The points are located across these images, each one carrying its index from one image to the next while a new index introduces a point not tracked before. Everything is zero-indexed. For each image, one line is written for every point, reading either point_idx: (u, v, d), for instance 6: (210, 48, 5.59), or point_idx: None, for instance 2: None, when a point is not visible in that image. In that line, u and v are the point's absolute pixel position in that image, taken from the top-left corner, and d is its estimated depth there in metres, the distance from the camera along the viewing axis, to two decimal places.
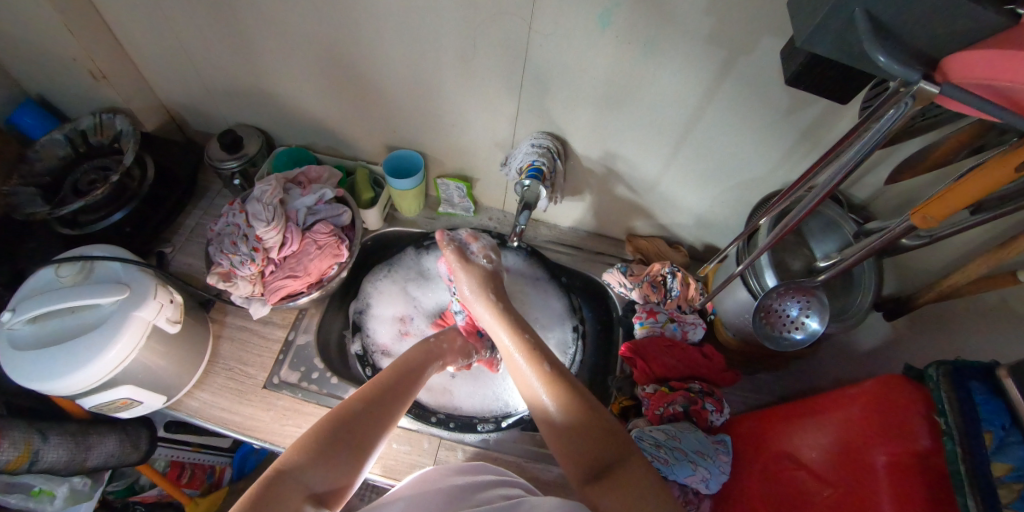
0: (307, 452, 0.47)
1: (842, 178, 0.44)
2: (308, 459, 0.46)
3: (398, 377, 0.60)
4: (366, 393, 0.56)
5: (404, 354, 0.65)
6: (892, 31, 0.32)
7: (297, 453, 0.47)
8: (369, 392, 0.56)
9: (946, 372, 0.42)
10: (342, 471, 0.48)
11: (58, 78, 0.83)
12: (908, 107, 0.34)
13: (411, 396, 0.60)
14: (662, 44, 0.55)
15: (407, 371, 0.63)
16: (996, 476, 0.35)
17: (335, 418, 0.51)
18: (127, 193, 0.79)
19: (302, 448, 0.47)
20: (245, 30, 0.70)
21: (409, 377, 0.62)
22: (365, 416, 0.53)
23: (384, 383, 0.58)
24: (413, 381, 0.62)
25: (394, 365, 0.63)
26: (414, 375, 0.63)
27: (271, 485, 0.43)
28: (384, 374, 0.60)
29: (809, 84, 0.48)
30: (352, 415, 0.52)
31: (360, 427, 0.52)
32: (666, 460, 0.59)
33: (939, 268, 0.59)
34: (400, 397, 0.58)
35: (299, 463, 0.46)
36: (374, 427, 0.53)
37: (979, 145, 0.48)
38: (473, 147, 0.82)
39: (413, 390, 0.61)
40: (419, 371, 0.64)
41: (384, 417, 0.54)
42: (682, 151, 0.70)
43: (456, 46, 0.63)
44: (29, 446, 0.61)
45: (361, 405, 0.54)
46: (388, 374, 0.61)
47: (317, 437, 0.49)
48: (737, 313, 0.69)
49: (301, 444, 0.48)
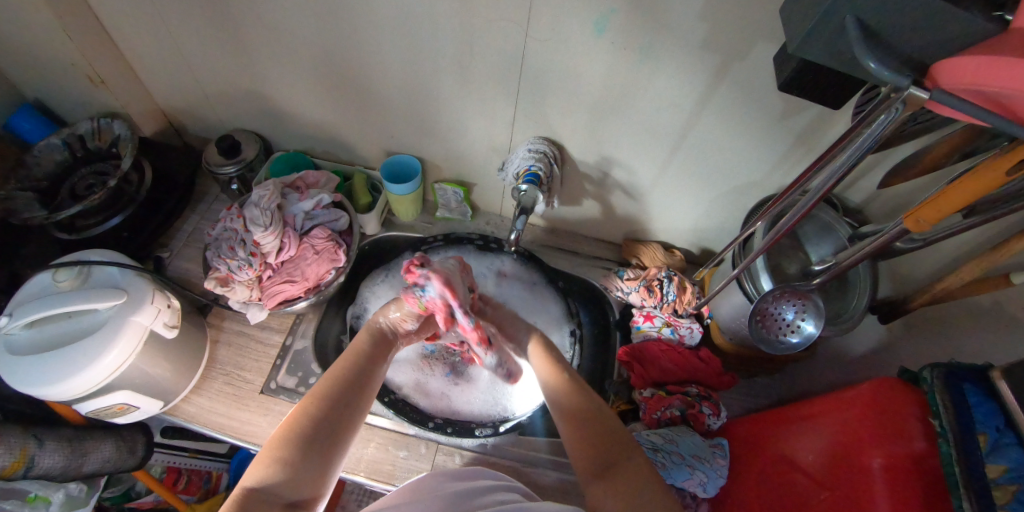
0: (270, 463, 0.46)
1: (836, 182, 0.44)
2: (273, 470, 0.46)
3: (356, 367, 0.58)
4: (322, 391, 0.54)
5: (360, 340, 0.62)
6: (882, 38, 0.33)
7: (262, 465, 0.46)
8: (325, 390, 0.54)
9: (940, 374, 0.42)
10: (310, 475, 0.48)
11: (57, 83, 0.84)
12: (899, 113, 0.35)
13: (373, 384, 0.59)
14: (657, 50, 0.56)
15: (366, 357, 0.60)
16: (990, 478, 0.35)
17: (294, 424, 0.50)
18: (124, 198, 0.79)
19: (266, 459, 0.47)
20: (244, 36, 0.70)
21: (368, 364, 0.60)
22: (324, 417, 0.51)
23: (342, 376, 0.56)
24: (373, 366, 0.60)
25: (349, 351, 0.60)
26: (373, 360, 0.61)
27: (241, 500, 0.43)
28: (340, 366, 0.58)
29: (802, 89, 0.49)
30: (310, 418, 0.51)
31: (320, 428, 0.50)
32: (663, 464, 0.59)
33: (934, 271, 0.60)
34: (359, 388, 0.56)
35: (263, 475, 0.45)
36: (336, 425, 0.51)
37: (971, 149, 0.49)
38: (470, 152, 0.82)
39: (374, 378, 0.59)
40: (379, 355, 0.62)
41: (345, 414, 0.53)
42: (678, 155, 0.71)
43: (453, 52, 0.64)
44: (25, 451, 0.61)
45: (318, 406, 0.52)
46: (343, 364, 0.58)
47: (279, 446, 0.48)
48: (732, 317, 0.70)
49: (265, 455, 0.47)
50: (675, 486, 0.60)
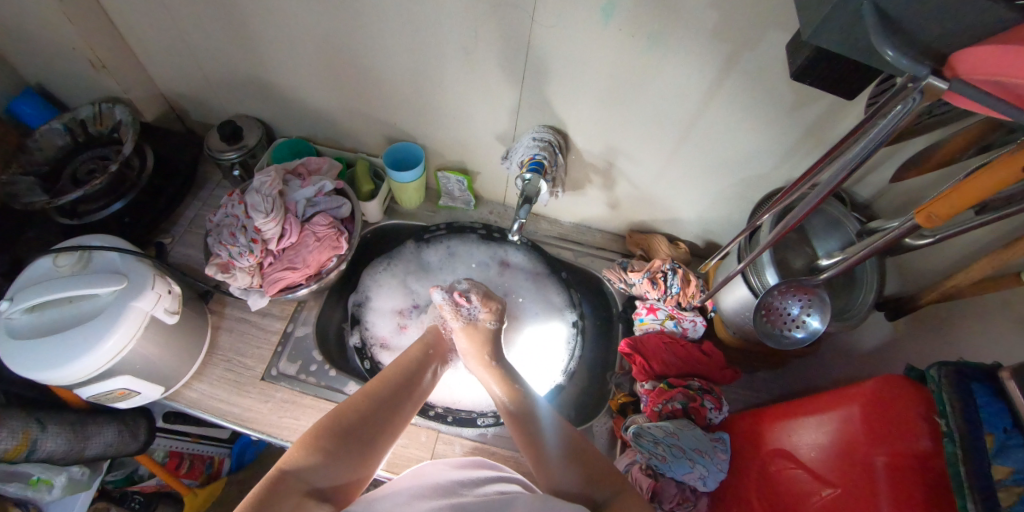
0: (310, 451, 0.47)
1: (847, 175, 0.43)
2: (312, 455, 0.46)
3: (404, 375, 0.60)
4: (371, 392, 0.56)
5: (411, 351, 0.65)
6: (902, 26, 0.31)
7: (302, 451, 0.46)
8: (374, 392, 0.56)
9: (948, 374, 0.41)
10: (347, 469, 0.48)
11: (57, 66, 0.83)
12: (917, 103, 0.34)
13: (419, 396, 0.60)
14: (667, 37, 0.55)
15: (419, 370, 0.62)
16: (997, 479, 0.35)
17: (340, 417, 0.51)
18: (126, 184, 0.79)
19: (307, 445, 0.47)
20: (245, 20, 0.69)
21: (416, 373, 0.62)
22: (370, 416, 0.53)
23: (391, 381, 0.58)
24: (422, 378, 0.62)
25: (401, 360, 0.62)
26: (423, 374, 0.63)
27: (277, 480, 0.43)
28: (390, 373, 0.60)
29: (814, 78, 0.47)
30: (356, 414, 0.52)
31: (366, 427, 0.52)
32: (664, 457, 0.59)
33: (944, 268, 0.59)
34: (406, 395, 0.58)
35: (303, 459, 0.46)
36: (380, 425, 0.53)
37: (987, 143, 0.47)
38: (474, 140, 0.81)
39: (421, 390, 0.61)
40: (427, 368, 0.64)
41: (391, 418, 0.54)
42: (685, 145, 0.69)
43: (459, 39, 0.63)
44: (28, 435, 0.61)
45: (367, 404, 0.54)
46: (394, 370, 0.60)
47: (321, 434, 0.49)
48: (737, 311, 0.69)
49: (307, 441, 0.48)
50: (675, 478, 0.61)
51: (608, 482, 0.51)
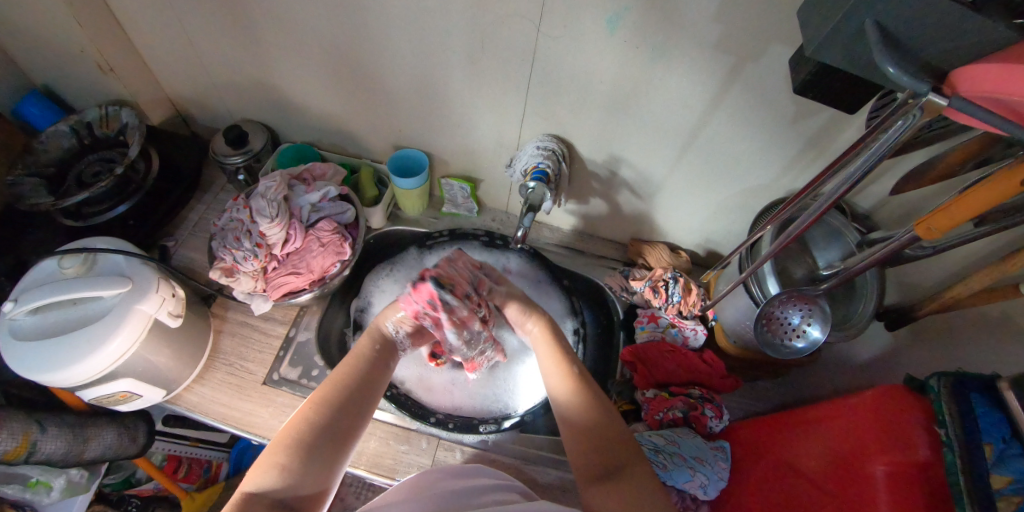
0: (269, 469, 0.47)
1: (848, 188, 0.44)
2: (272, 474, 0.46)
3: (356, 373, 0.58)
4: (324, 395, 0.54)
5: (362, 345, 0.62)
6: (903, 44, 0.32)
7: (262, 471, 0.47)
8: (327, 393, 0.54)
9: (948, 384, 0.42)
10: (311, 478, 0.48)
11: (66, 70, 0.84)
12: (917, 119, 0.34)
13: (377, 389, 0.59)
14: (671, 49, 0.55)
15: (370, 363, 0.61)
16: (995, 489, 0.35)
17: (294, 430, 0.50)
18: (131, 186, 0.80)
19: (266, 464, 0.47)
20: (254, 26, 0.70)
21: (373, 368, 0.60)
22: (325, 420, 0.52)
23: (344, 380, 0.57)
24: (376, 371, 0.60)
25: (352, 356, 0.60)
26: (375, 365, 0.61)
27: (242, 505, 0.44)
28: (341, 371, 0.58)
29: (816, 92, 0.48)
30: (310, 423, 0.51)
31: (323, 436, 0.51)
32: (665, 466, 0.58)
33: (943, 280, 0.59)
34: (360, 391, 0.57)
35: (264, 477, 0.46)
36: (337, 428, 0.52)
37: (985, 157, 0.48)
38: (478, 147, 0.82)
39: (377, 381, 0.59)
40: (379, 360, 0.62)
41: (349, 418, 0.53)
42: (687, 155, 0.70)
43: (464, 47, 0.63)
44: (28, 436, 0.61)
45: (321, 410, 0.52)
46: (346, 367, 0.59)
47: (279, 451, 0.48)
48: (738, 320, 0.69)
49: (265, 460, 0.48)
50: (676, 488, 0.59)
51: (621, 457, 0.51)
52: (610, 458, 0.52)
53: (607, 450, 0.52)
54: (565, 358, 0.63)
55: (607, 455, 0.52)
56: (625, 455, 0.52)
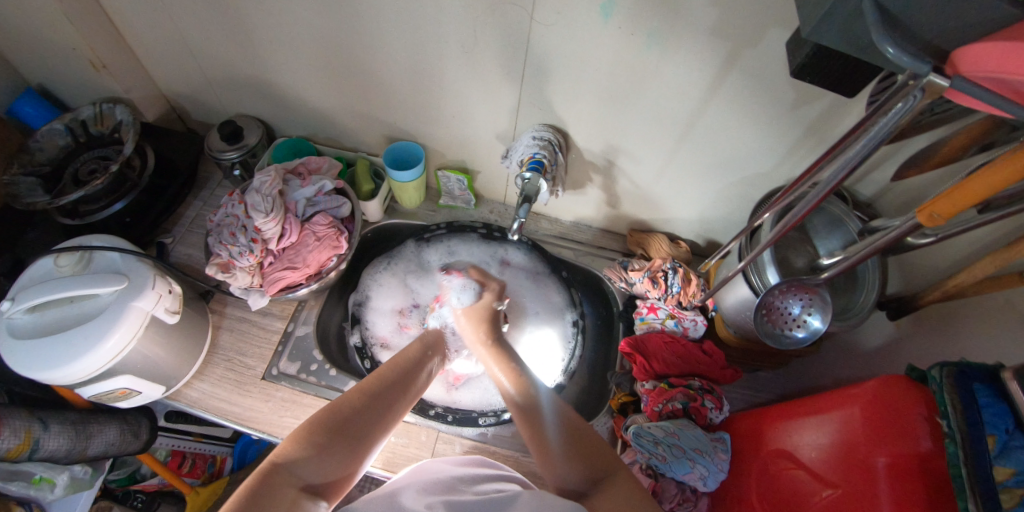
0: (304, 444, 0.46)
1: (847, 174, 0.43)
2: (305, 449, 0.46)
3: (399, 375, 0.59)
4: (365, 388, 0.55)
5: (409, 351, 0.63)
6: (902, 23, 0.31)
7: (296, 443, 0.46)
8: (370, 387, 0.55)
9: (950, 374, 0.41)
10: (338, 464, 0.47)
11: (59, 68, 0.83)
12: (917, 100, 0.33)
13: (414, 395, 0.59)
14: (667, 34, 0.54)
15: (411, 369, 0.61)
16: (999, 480, 0.34)
17: (333, 411, 0.50)
18: (127, 184, 0.79)
19: (301, 438, 0.47)
20: (245, 19, 0.69)
21: (414, 374, 0.61)
22: (364, 411, 0.52)
23: (386, 379, 0.57)
24: (416, 378, 0.61)
25: (397, 359, 0.61)
26: (416, 373, 0.62)
27: (268, 475, 0.43)
28: (384, 371, 0.59)
29: (814, 76, 0.47)
30: (350, 409, 0.51)
31: (358, 425, 0.50)
32: (664, 457, 0.59)
33: (945, 267, 0.58)
34: (399, 392, 0.57)
35: (295, 454, 0.45)
36: (373, 421, 0.52)
37: (989, 141, 0.47)
38: (474, 139, 0.81)
39: (416, 387, 0.60)
40: (422, 368, 0.63)
41: (385, 413, 0.53)
42: (685, 144, 0.69)
43: (457, 36, 0.62)
44: (30, 433, 0.62)
45: (361, 400, 0.53)
46: (390, 368, 0.60)
47: (315, 428, 0.48)
48: (738, 310, 0.69)
49: (300, 435, 0.47)
50: (675, 478, 0.60)
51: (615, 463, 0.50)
52: (602, 463, 0.50)
53: (588, 457, 0.50)
54: (523, 373, 0.61)
55: (597, 459, 0.50)
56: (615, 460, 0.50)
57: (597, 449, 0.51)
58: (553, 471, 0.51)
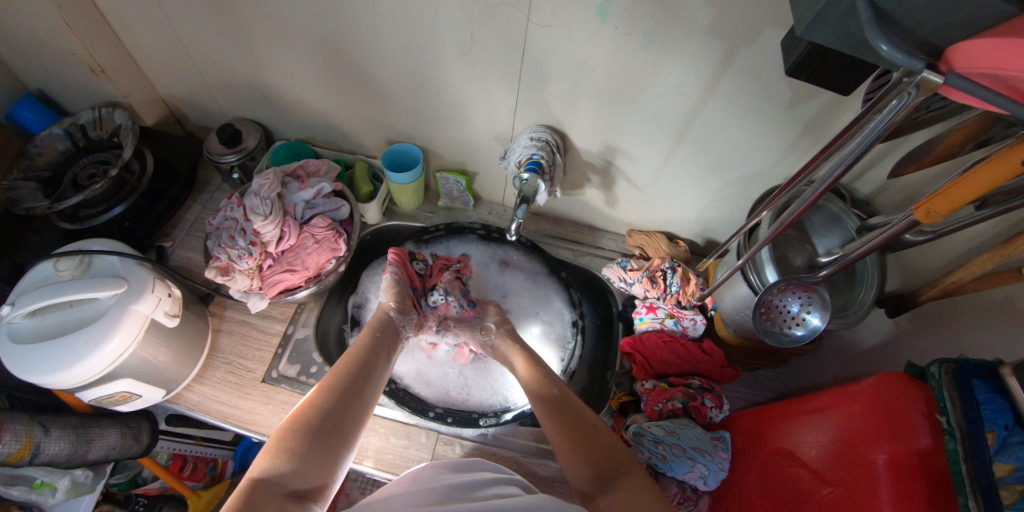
0: (277, 454, 0.47)
1: (844, 171, 0.43)
2: (281, 460, 0.46)
3: (360, 364, 0.60)
4: (329, 385, 0.55)
5: (363, 338, 0.64)
6: (896, 20, 0.31)
7: (270, 456, 0.46)
8: (331, 384, 0.55)
9: (949, 371, 0.41)
10: (316, 467, 0.48)
11: (58, 73, 0.83)
12: (912, 97, 0.34)
13: (378, 383, 0.60)
14: (662, 34, 0.54)
15: (369, 356, 0.62)
16: (998, 477, 0.34)
17: (301, 415, 0.51)
18: (126, 188, 0.80)
19: (274, 450, 0.47)
20: (243, 23, 0.69)
21: (373, 360, 0.61)
22: (331, 410, 0.52)
23: (347, 372, 0.58)
24: (376, 365, 0.61)
25: (354, 349, 0.62)
26: (376, 359, 0.62)
27: (250, 492, 0.43)
28: (345, 362, 0.59)
29: (811, 75, 0.47)
30: (316, 409, 0.52)
31: (328, 423, 0.51)
32: (664, 457, 0.59)
33: (944, 264, 0.58)
34: (364, 382, 0.58)
35: (273, 463, 0.46)
36: (342, 417, 0.53)
37: (986, 137, 0.47)
38: (473, 140, 0.81)
39: (379, 373, 0.61)
40: (382, 354, 0.64)
41: (353, 406, 0.55)
42: (683, 144, 0.69)
43: (454, 39, 0.63)
44: (31, 438, 0.62)
45: (327, 398, 0.53)
46: (350, 360, 0.60)
47: (288, 437, 0.48)
48: (736, 309, 0.69)
49: (273, 446, 0.48)
50: (675, 477, 0.61)
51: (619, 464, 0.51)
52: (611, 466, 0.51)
53: (599, 457, 0.52)
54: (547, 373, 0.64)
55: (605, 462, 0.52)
56: (626, 458, 0.52)
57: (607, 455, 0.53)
58: (571, 471, 0.53)
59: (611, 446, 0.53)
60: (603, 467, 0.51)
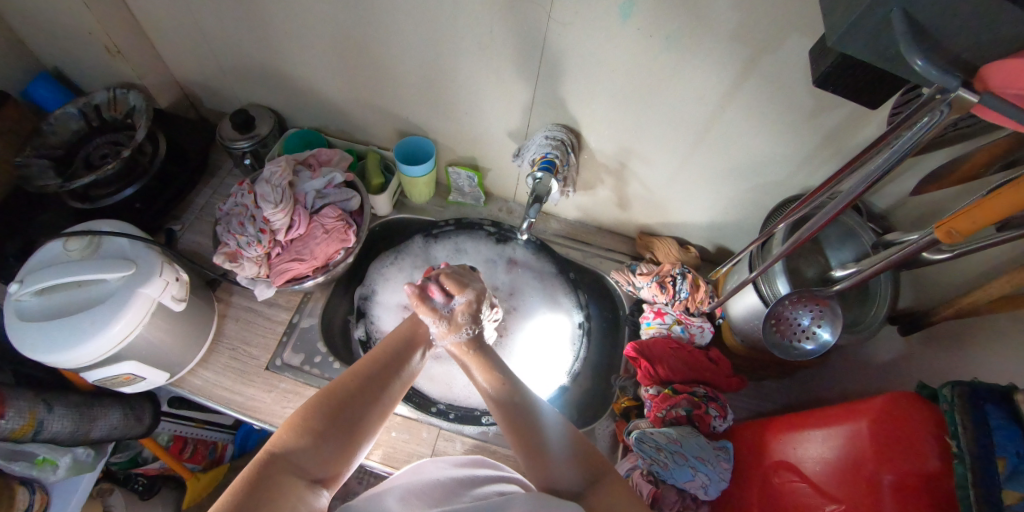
0: (298, 433, 0.47)
1: (868, 186, 0.42)
2: (301, 438, 0.47)
3: (395, 352, 0.59)
4: (361, 371, 0.55)
5: (401, 329, 0.63)
6: (932, 36, 0.30)
7: (290, 433, 0.47)
8: (363, 370, 0.55)
9: (961, 394, 0.39)
10: (336, 450, 0.48)
11: (73, 51, 0.83)
12: (944, 115, 0.33)
13: (410, 372, 0.59)
14: (685, 37, 0.54)
15: (407, 346, 0.61)
16: (1008, 504, 0.34)
17: (329, 395, 0.51)
18: (139, 169, 0.80)
19: (295, 427, 0.48)
20: (261, 8, 0.69)
21: (409, 349, 0.61)
22: (359, 394, 0.52)
23: (378, 360, 0.57)
24: (414, 353, 0.61)
25: (393, 338, 0.61)
26: (412, 348, 0.62)
27: (265, 466, 0.44)
28: (380, 349, 0.59)
29: (837, 86, 0.46)
30: (346, 391, 0.52)
31: (353, 406, 0.51)
32: (666, 464, 0.59)
33: (960, 284, 0.57)
34: (394, 370, 0.58)
35: (291, 442, 0.46)
36: (370, 405, 0.52)
37: (1013, 159, 0.46)
38: (487, 136, 0.80)
39: (413, 364, 0.60)
40: (417, 345, 0.63)
41: (382, 392, 0.54)
42: (700, 149, 0.68)
43: (473, 32, 0.62)
44: (35, 415, 0.62)
45: (357, 382, 0.53)
46: (386, 348, 0.60)
47: (311, 416, 0.49)
48: (746, 319, 0.68)
49: (295, 424, 0.48)
50: (676, 486, 0.60)
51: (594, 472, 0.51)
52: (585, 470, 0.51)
53: (577, 459, 0.52)
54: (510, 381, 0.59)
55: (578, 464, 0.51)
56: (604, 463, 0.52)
57: (579, 460, 0.52)
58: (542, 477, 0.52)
59: (586, 450, 0.54)
60: (578, 474, 0.51)
